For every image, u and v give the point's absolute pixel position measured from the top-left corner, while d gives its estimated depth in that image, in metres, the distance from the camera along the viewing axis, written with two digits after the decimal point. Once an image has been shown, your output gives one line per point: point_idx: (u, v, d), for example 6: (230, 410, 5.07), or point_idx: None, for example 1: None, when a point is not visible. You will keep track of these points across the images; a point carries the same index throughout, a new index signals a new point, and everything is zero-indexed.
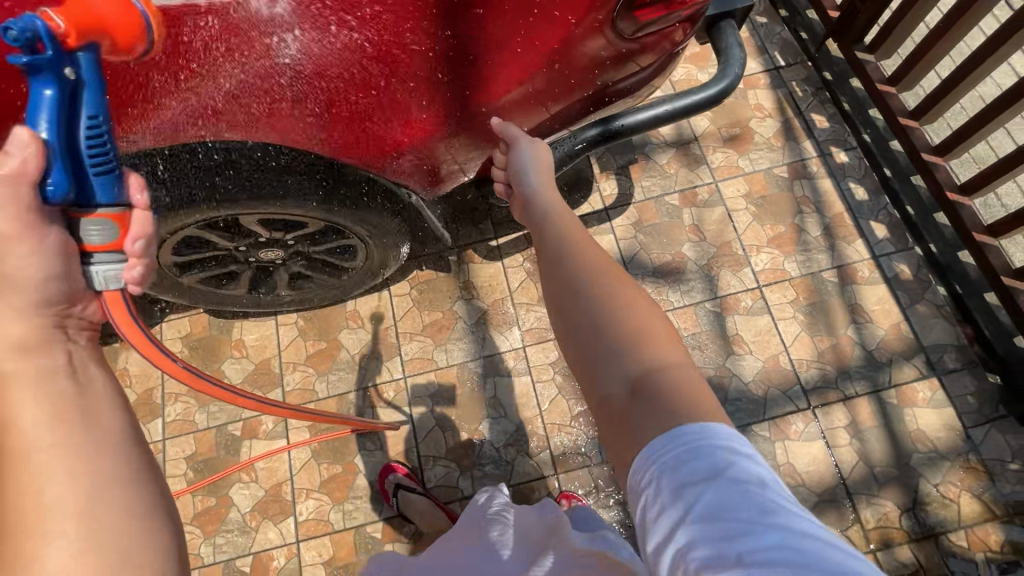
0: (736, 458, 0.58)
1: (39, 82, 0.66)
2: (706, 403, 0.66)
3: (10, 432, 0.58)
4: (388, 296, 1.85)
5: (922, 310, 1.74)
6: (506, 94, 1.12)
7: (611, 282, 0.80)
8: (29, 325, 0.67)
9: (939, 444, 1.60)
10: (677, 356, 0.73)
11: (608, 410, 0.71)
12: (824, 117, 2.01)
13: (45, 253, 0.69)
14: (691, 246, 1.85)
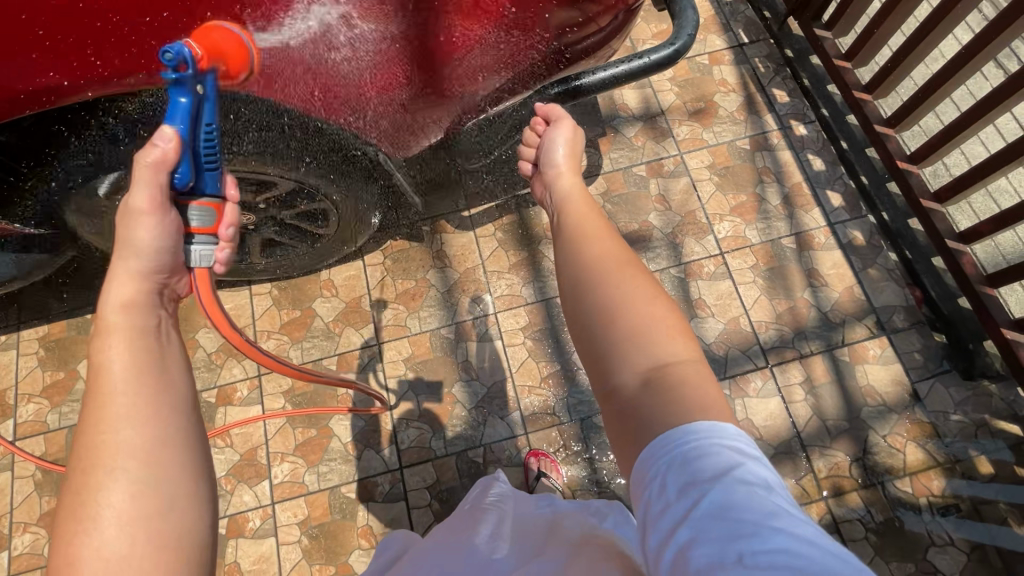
0: (744, 461, 0.61)
1: (176, 93, 0.82)
2: (716, 405, 0.69)
3: (105, 372, 0.69)
4: (362, 266, 1.87)
5: (873, 274, 1.83)
6: (465, 55, 1.14)
7: (627, 270, 0.82)
8: (138, 288, 0.78)
9: (887, 398, 1.69)
10: (691, 352, 0.75)
11: (616, 400, 0.73)
12: (785, 92, 2.08)
13: (168, 231, 0.82)
14: (657, 215, 1.91)
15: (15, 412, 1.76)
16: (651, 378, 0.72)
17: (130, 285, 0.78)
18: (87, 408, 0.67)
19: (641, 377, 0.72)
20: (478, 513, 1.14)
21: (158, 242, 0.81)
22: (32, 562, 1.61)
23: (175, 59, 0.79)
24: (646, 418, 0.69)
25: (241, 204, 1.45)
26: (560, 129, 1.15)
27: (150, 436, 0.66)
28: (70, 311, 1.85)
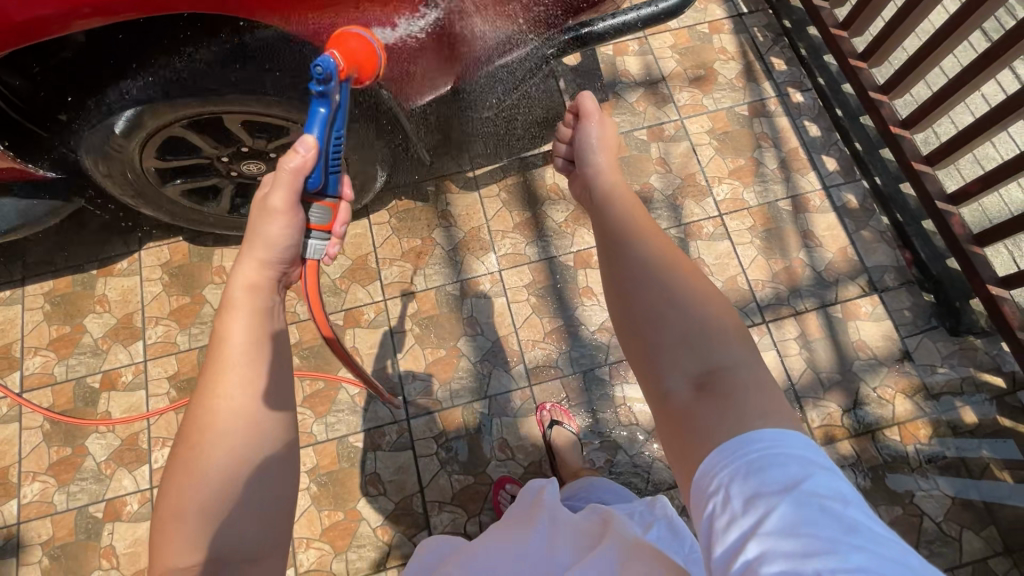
0: (813, 473, 0.63)
1: (318, 102, 0.93)
2: (776, 406, 0.72)
3: (225, 343, 0.81)
4: (368, 225, 1.90)
5: (866, 235, 1.89)
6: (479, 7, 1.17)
7: (675, 274, 0.87)
8: (261, 271, 0.90)
9: (878, 352, 1.76)
10: (743, 351, 0.80)
11: (671, 404, 0.78)
12: (783, 60, 2.12)
13: (294, 229, 0.94)
14: (658, 178, 1.95)
15: (22, 365, 1.77)
16: (704, 383, 0.77)
17: (256, 269, 0.89)
18: (208, 373, 0.79)
19: (694, 382, 0.78)
20: (533, 512, 1.22)
21: (289, 239, 0.93)
22: (42, 510, 1.63)
23: (323, 74, 0.89)
24: (703, 420, 0.74)
25: (252, 153, 1.47)
26: (591, 126, 1.18)
27: (248, 436, 0.75)
28: (75, 267, 1.86)
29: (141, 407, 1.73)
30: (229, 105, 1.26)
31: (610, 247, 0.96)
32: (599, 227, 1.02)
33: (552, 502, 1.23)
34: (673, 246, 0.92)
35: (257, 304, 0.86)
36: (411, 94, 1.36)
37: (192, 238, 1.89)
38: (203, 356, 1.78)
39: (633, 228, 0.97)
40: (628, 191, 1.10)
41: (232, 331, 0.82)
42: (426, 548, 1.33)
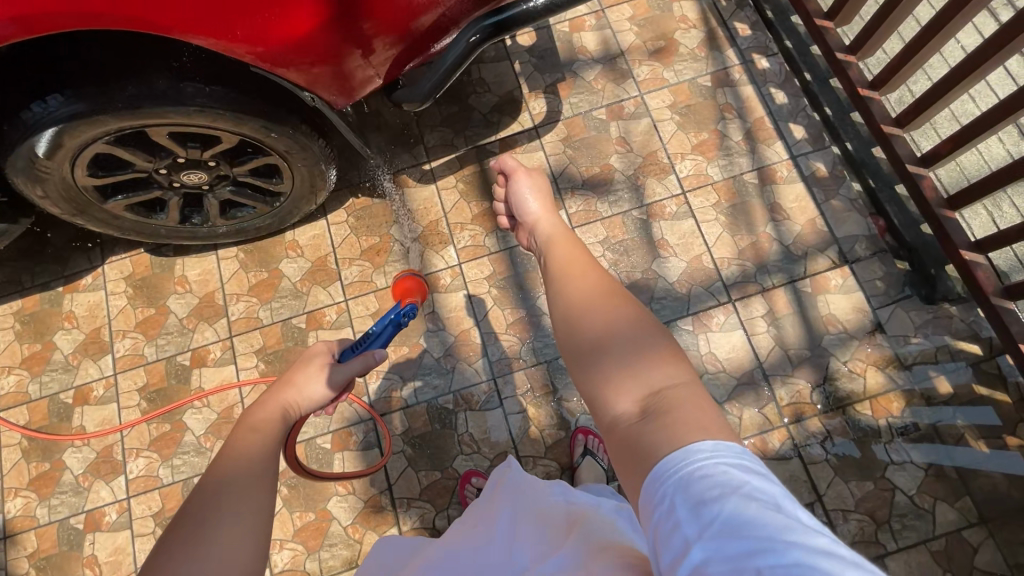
0: (751, 476, 0.62)
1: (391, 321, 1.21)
2: (714, 422, 0.71)
3: (262, 415, 0.98)
4: (326, 225, 1.88)
5: (836, 205, 1.82)
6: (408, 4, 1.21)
7: (613, 305, 0.91)
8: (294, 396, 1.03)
9: (848, 325, 1.72)
10: (681, 374, 0.80)
11: (619, 429, 0.77)
12: (747, 25, 2.03)
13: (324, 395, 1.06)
14: (619, 158, 1.90)
15: None
16: (648, 406, 0.77)
17: (290, 392, 1.03)
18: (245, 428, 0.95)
19: (638, 406, 0.77)
20: (493, 506, 1.20)
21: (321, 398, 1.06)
22: (25, 524, 1.68)
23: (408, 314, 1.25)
24: (648, 441, 0.72)
25: (190, 162, 1.45)
26: (521, 180, 1.27)
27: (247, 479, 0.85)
28: (41, 285, 1.86)
29: (114, 420, 1.76)
30: (150, 119, 1.24)
31: (551, 288, 1.01)
32: (548, 267, 1.07)
33: (514, 496, 1.20)
34: (612, 281, 0.97)
35: (280, 421, 0.98)
36: (342, 92, 1.37)
37: (153, 249, 1.88)
38: (170, 366, 1.80)
39: (578, 267, 1.02)
40: (570, 233, 1.17)
41: (249, 441, 0.92)
42: (379, 547, 1.24)
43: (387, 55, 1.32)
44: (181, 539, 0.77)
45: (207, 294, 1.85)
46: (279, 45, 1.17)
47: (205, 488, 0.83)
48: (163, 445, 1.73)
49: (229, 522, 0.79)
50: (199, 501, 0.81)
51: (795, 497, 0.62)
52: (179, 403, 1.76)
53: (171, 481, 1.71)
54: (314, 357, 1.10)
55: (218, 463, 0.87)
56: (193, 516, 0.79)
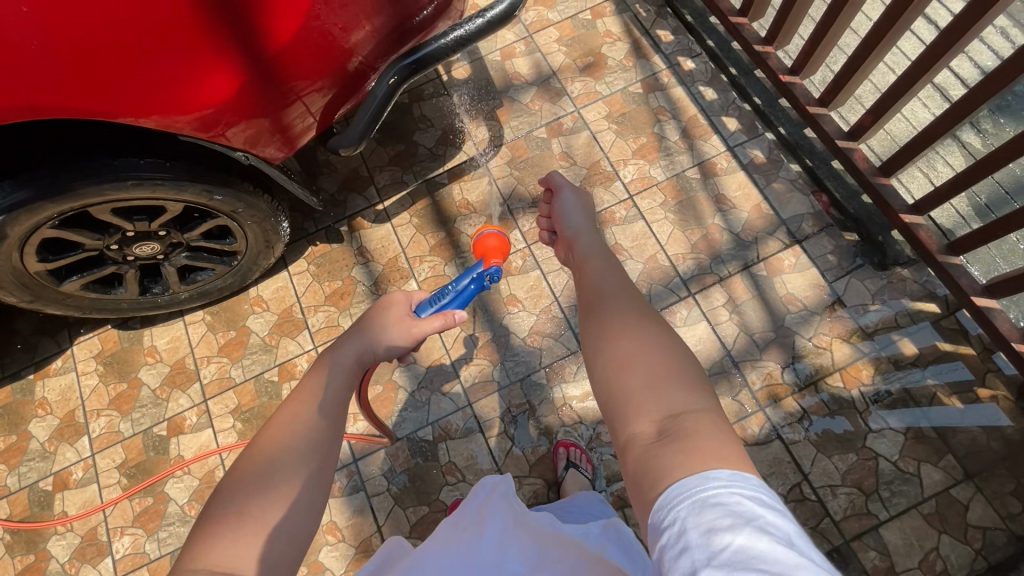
0: (767, 512, 0.63)
1: (474, 279, 1.18)
2: (730, 453, 0.74)
3: (336, 368, 0.99)
4: (288, 276, 1.91)
5: (778, 187, 1.88)
6: (325, 60, 1.27)
7: (646, 326, 0.94)
8: (358, 353, 1.03)
9: (808, 302, 1.75)
10: (705, 403, 0.82)
11: (635, 447, 0.80)
12: (668, 31, 2.12)
13: (400, 349, 1.07)
14: (565, 172, 1.95)
15: None
16: (666, 427, 0.79)
17: (355, 347, 1.03)
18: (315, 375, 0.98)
19: (657, 427, 0.80)
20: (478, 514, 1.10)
21: (398, 351, 1.07)
22: None
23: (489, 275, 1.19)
24: (661, 462, 0.75)
25: (140, 235, 1.48)
26: (565, 197, 1.27)
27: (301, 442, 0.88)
28: (12, 375, 1.86)
29: (96, 500, 1.74)
30: (92, 199, 1.28)
31: (587, 304, 1.04)
32: (581, 288, 1.10)
33: (505, 504, 1.10)
34: (645, 306, 1.00)
35: (354, 373, 1.01)
36: (274, 148, 1.40)
37: (120, 324, 1.90)
38: (147, 438, 1.79)
39: (612, 288, 1.04)
40: (610, 254, 1.18)
41: (324, 378, 0.97)
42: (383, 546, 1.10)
43: (316, 104, 1.37)
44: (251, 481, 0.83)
45: (178, 360, 1.86)
46: (212, 116, 1.22)
47: (279, 433, 0.89)
48: (147, 520, 1.71)
49: (295, 474, 0.84)
50: (272, 439, 0.88)
51: (808, 539, 0.62)
52: (159, 475, 1.75)
53: (159, 555, 1.68)
54: (389, 307, 1.11)
55: (285, 409, 0.92)
56: (270, 444, 0.87)
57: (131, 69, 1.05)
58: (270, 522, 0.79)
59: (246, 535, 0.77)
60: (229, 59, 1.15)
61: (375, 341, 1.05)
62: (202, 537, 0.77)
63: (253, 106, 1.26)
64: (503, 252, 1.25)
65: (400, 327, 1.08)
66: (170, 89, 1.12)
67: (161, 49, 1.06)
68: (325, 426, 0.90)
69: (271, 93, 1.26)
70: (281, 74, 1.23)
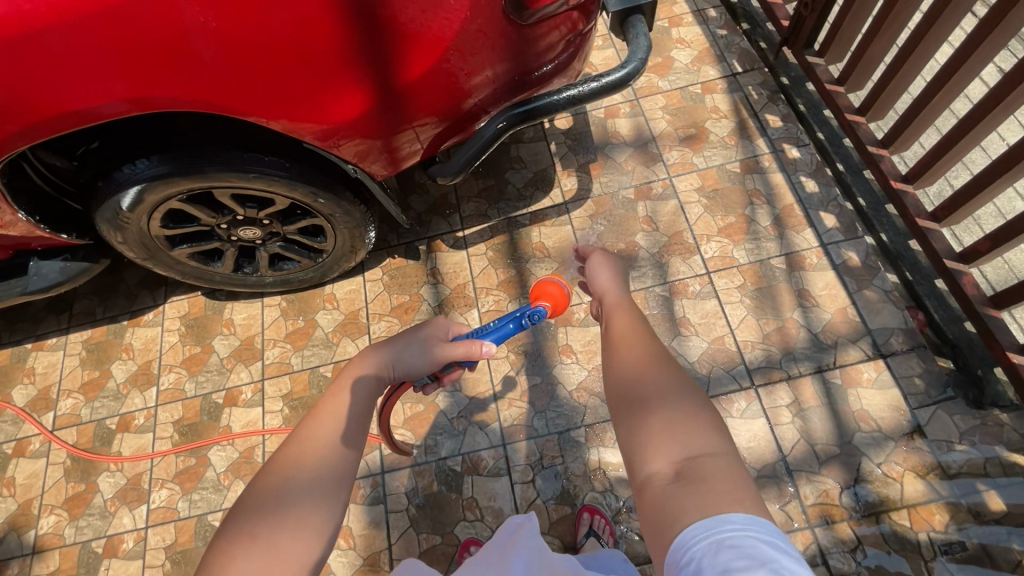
0: (782, 557, 0.65)
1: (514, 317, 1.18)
2: (747, 495, 0.74)
3: (354, 390, 0.99)
4: (362, 281, 2.02)
5: (869, 295, 1.77)
6: (444, 97, 1.36)
7: (666, 370, 0.94)
8: (376, 370, 1.02)
9: (883, 424, 1.61)
10: (722, 446, 0.82)
11: (652, 488, 0.81)
12: (778, 117, 2.10)
13: (423, 369, 1.06)
14: (644, 236, 1.95)
15: (56, 406, 1.97)
16: (682, 469, 0.80)
17: (373, 369, 1.02)
18: (333, 396, 0.99)
19: (673, 468, 0.81)
20: (503, 551, 1.08)
21: (419, 370, 1.06)
22: (53, 542, 1.78)
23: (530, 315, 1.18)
24: (677, 504, 0.75)
25: (248, 219, 1.63)
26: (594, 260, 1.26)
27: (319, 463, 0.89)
28: (111, 318, 2.07)
29: (148, 448, 1.87)
30: (218, 182, 1.43)
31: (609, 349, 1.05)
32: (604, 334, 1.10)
33: (530, 542, 1.08)
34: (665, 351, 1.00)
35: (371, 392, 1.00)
36: (381, 165, 1.52)
37: (209, 293, 2.07)
38: (205, 402, 1.91)
39: (637, 333, 1.05)
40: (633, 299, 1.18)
41: (343, 396, 0.98)
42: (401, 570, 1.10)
43: (428, 133, 1.46)
44: (268, 500, 0.84)
45: (248, 337, 1.99)
46: (335, 129, 1.34)
47: (296, 453, 0.90)
48: (185, 479, 1.81)
49: (309, 497, 0.85)
50: (292, 458, 0.90)
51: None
52: (206, 439, 1.85)
53: (187, 515, 1.76)
54: (417, 331, 1.10)
55: (303, 429, 0.94)
56: (284, 463, 0.89)
57: (279, 80, 1.18)
58: (281, 542, 0.80)
59: (265, 555, 0.78)
60: (361, 84, 1.26)
61: (391, 361, 1.05)
62: (217, 556, 0.79)
63: (372, 126, 1.37)
64: (557, 301, 1.23)
65: (426, 350, 1.06)
66: (304, 101, 1.24)
67: (308, 68, 1.18)
68: (337, 447, 0.91)
69: (390, 118, 1.37)
70: (404, 103, 1.33)
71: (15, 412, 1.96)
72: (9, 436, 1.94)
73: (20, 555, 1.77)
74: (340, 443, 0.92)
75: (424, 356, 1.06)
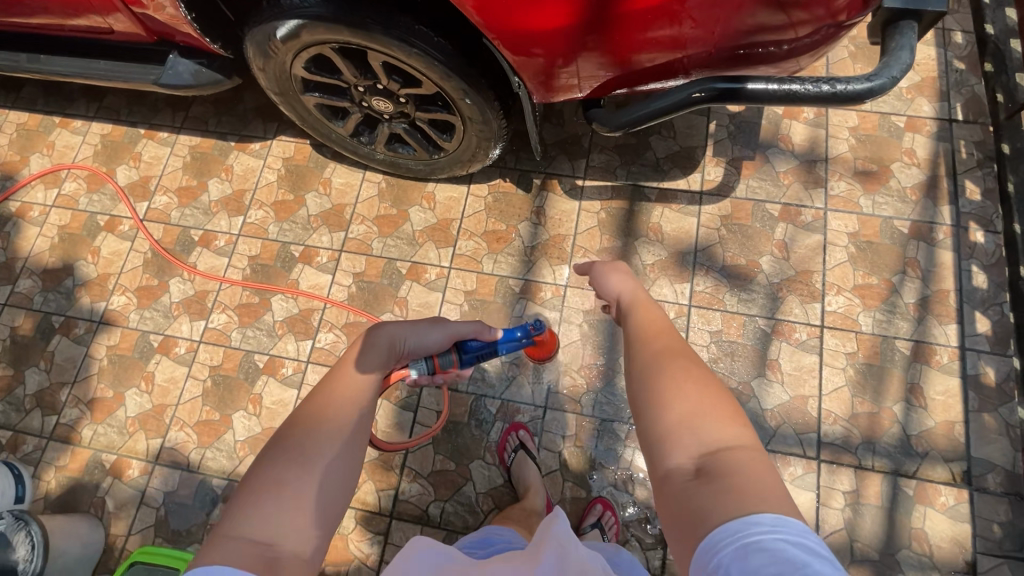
0: (811, 558, 0.67)
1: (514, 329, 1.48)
2: (768, 491, 0.77)
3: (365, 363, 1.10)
4: (466, 192, 1.93)
5: (987, 421, 1.58)
6: (645, 39, 1.17)
7: (684, 369, 0.96)
8: (388, 341, 1.19)
9: (937, 553, 1.49)
10: (742, 440, 0.85)
11: (671, 484, 0.83)
12: (978, 189, 1.80)
13: (434, 342, 1.30)
14: (770, 260, 1.77)
15: (151, 198, 2.04)
16: (702, 465, 0.82)
17: (384, 342, 1.18)
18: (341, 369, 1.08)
19: (694, 463, 0.83)
20: (535, 547, 1.04)
21: (433, 344, 1.30)
22: (118, 320, 1.90)
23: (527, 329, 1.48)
24: (701, 502, 0.77)
25: (385, 91, 1.53)
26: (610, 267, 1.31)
27: (333, 420, 0.96)
28: (220, 134, 2.09)
29: (220, 272, 1.93)
30: (377, 42, 1.33)
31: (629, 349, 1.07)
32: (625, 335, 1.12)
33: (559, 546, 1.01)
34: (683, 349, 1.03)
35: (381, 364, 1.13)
36: (538, 86, 1.37)
37: (317, 145, 2.03)
38: (282, 250, 1.93)
39: (654, 332, 1.08)
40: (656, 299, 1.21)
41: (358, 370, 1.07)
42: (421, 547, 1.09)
43: (595, 74, 1.30)
44: (288, 452, 0.90)
45: (340, 204, 1.96)
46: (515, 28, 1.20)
47: (309, 413, 0.97)
48: (245, 313, 1.87)
49: (326, 448, 0.92)
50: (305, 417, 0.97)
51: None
52: (273, 285, 1.89)
53: (237, 346, 1.83)
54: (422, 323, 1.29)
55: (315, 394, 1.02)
56: (301, 423, 0.95)
57: None
58: (305, 495, 0.86)
59: (288, 507, 0.84)
60: None
61: (397, 337, 1.22)
62: (238, 511, 0.83)
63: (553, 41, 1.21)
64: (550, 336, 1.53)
65: (435, 328, 1.29)
66: None
67: None
68: (357, 410, 1.00)
69: (575, 40, 1.20)
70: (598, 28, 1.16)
71: (115, 189, 2.06)
72: (105, 209, 2.04)
73: (87, 319, 1.91)
74: (354, 408, 1.00)
75: (437, 337, 1.30)
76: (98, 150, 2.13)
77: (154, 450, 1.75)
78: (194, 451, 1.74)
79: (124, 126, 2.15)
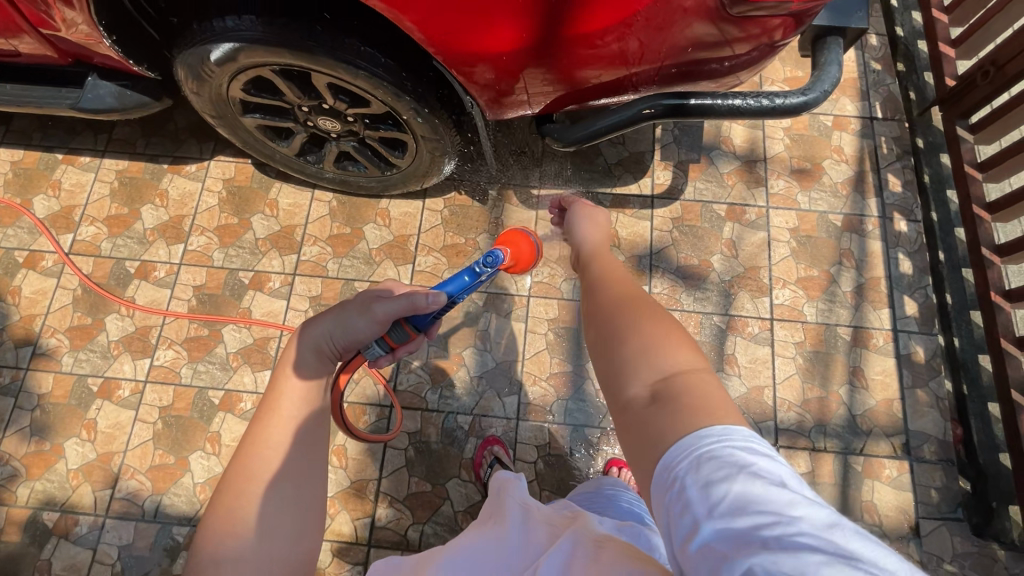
0: (759, 457, 0.60)
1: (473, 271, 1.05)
2: (728, 409, 0.69)
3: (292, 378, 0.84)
4: (421, 207, 1.90)
5: (920, 396, 1.73)
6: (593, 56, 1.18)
7: (640, 304, 0.88)
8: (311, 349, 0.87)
9: (885, 521, 1.61)
10: (697, 362, 0.77)
11: (626, 413, 0.74)
12: (900, 181, 1.94)
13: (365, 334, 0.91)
14: (721, 259, 1.85)
15: (76, 229, 1.88)
16: (659, 389, 0.73)
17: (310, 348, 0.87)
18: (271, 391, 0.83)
19: (653, 389, 0.74)
20: (497, 509, 0.99)
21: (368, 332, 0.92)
22: (49, 365, 1.75)
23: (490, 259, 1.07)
24: (654, 426, 0.69)
25: (332, 111, 1.48)
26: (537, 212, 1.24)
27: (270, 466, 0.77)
28: (150, 157, 1.95)
29: (162, 305, 1.81)
30: (322, 65, 1.29)
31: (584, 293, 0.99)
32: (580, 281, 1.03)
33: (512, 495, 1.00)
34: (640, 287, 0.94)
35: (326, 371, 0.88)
36: (488, 103, 1.36)
37: (259, 164, 1.94)
38: (230, 278, 1.83)
39: (608, 276, 0.99)
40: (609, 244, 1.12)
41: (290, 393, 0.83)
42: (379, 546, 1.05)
43: (543, 91, 1.31)
44: (222, 518, 0.73)
45: (289, 226, 1.88)
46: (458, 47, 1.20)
47: (242, 459, 0.78)
48: (194, 347, 1.76)
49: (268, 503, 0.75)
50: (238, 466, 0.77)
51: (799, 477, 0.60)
52: (222, 315, 1.79)
53: (188, 383, 1.73)
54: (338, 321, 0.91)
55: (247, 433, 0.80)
56: (232, 479, 0.76)
57: None
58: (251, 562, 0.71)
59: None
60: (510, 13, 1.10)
61: (327, 332, 0.89)
62: None
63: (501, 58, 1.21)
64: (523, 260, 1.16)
65: (366, 310, 0.91)
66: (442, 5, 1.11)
67: None
68: (299, 447, 0.79)
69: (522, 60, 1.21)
70: (547, 46, 1.17)
71: (33, 222, 1.88)
72: (23, 244, 1.87)
73: (12, 367, 1.75)
74: (297, 448, 0.79)
75: (364, 327, 0.91)
76: (9, 179, 1.94)
77: (103, 503, 1.63)
78: (148, 499, 1.63)
79: (39, 151, 1.97)
